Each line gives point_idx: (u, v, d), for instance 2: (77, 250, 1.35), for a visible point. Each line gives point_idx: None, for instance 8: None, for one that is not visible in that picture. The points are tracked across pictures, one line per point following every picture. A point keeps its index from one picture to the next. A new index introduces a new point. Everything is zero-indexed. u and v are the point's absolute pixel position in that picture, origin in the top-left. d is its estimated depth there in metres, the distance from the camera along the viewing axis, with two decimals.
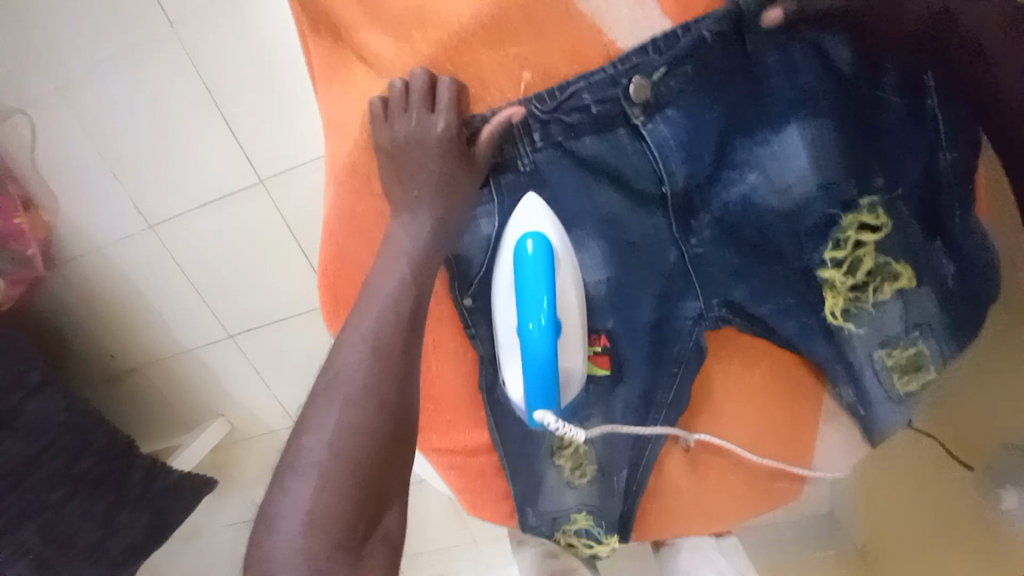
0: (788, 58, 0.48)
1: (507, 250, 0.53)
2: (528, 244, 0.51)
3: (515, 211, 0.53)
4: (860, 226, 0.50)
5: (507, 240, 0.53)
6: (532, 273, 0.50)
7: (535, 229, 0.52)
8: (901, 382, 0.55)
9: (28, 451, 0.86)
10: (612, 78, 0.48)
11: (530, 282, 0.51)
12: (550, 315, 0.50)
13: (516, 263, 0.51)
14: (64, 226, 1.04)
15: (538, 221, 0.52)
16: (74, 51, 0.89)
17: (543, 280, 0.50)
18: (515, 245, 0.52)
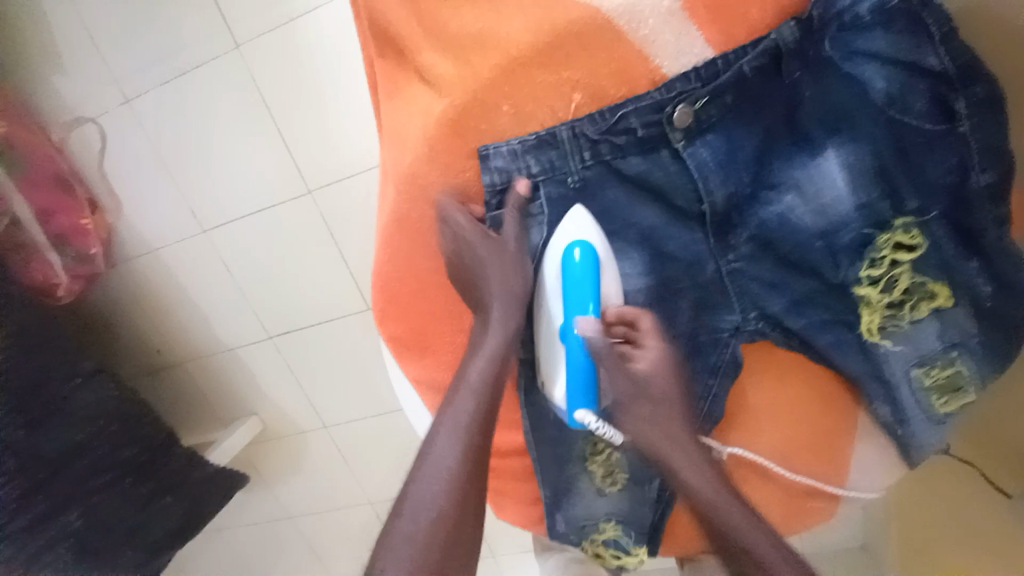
0: (823, 90, 0.51)
1: (552, 254, 0.57)
2: (574, 251, 0.54)
3: (559, 222, 0.56)
4: (895, 245, 0.51)
5: (552, 246, 0.56)
6: (577, 280, 0.54)
7: (580, 237, 0.55)
8: (939, 402, 0.56)
9: (75, 438, 0.89)
10: (657, 104, 0.51)
11: (575, 290, 0.54)
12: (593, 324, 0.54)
13: (563, 270, 0.55)
14: (125, 227, 1.11)
15: (583, 230, 0.55)
16: (148, 68, 0.96)
17: (587, 287, 0.54)
18: (561, 251, 0.56)
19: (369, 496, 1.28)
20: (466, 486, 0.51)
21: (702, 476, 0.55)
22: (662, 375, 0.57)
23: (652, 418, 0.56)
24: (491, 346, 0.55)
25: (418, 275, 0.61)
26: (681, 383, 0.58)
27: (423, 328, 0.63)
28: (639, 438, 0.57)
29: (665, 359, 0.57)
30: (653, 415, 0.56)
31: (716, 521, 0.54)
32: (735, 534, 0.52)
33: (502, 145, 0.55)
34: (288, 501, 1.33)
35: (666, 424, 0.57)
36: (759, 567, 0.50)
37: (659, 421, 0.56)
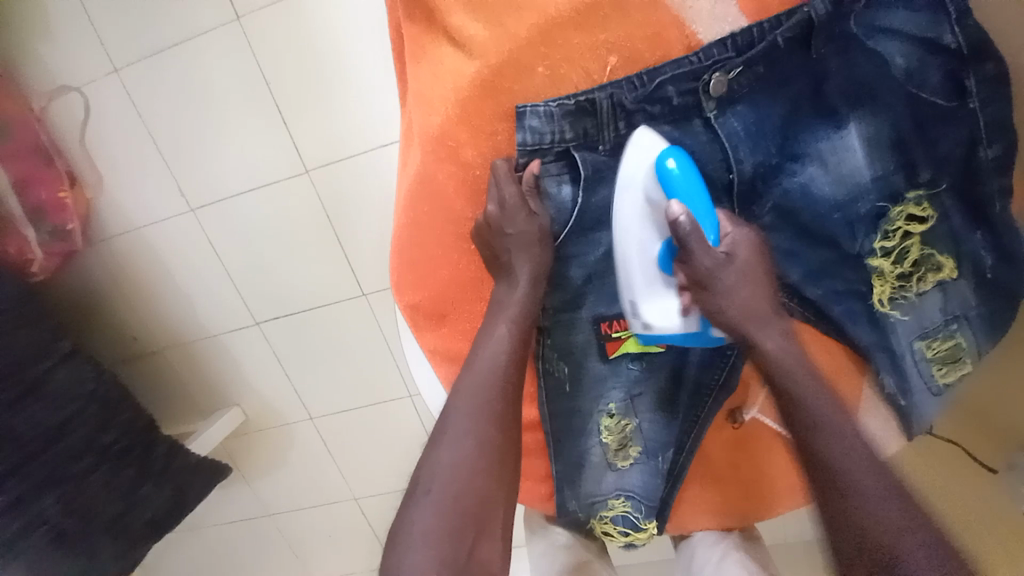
0: (848, 59, 0.53)
1: (637, 167, 0.55)
2: (672, 163, 0.53)
3: (633, 139, 0.55)
4: (908, 217, 0.53)
5: (638, 159, 0.55)
6: (686, 188, 0.53)
7: (670, 147, 0.54)
8: (939, 373, 0.57)
9: (56, 419, 0.84)
10: (693, 73, 0.54)
11: (690, 197, 0.53)
12: (714, 231, 0.55)
13: (662, 183, 0.54)
14: (105, 204, 1.04)
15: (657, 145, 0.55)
16: (140, 35, 0.91)
17: (699, 194, 0.53)
18: (651, 163, 0.55)
19: (355, 491, 1.24)
20: (499, 440, 0.52)
21: (780, 345, 0.54)
22: (746, 249, 0.56)
23: (737, 290, 0.54)
24: (519, 319, 0.57)
25: (439, 243, 0.62)
26: (761, 257, 0.56)
27: (444, 298, 0.63)
28: (727, 309, 0.54)
29: (746, 235, 0.56)
30: (740, 288, 0.54)
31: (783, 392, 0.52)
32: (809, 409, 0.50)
33: (538, 105, 0.56)
34: (268, 497, 1.28)
35: (755, 294, 0.55)
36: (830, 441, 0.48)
37: (745, 293, 0.55)
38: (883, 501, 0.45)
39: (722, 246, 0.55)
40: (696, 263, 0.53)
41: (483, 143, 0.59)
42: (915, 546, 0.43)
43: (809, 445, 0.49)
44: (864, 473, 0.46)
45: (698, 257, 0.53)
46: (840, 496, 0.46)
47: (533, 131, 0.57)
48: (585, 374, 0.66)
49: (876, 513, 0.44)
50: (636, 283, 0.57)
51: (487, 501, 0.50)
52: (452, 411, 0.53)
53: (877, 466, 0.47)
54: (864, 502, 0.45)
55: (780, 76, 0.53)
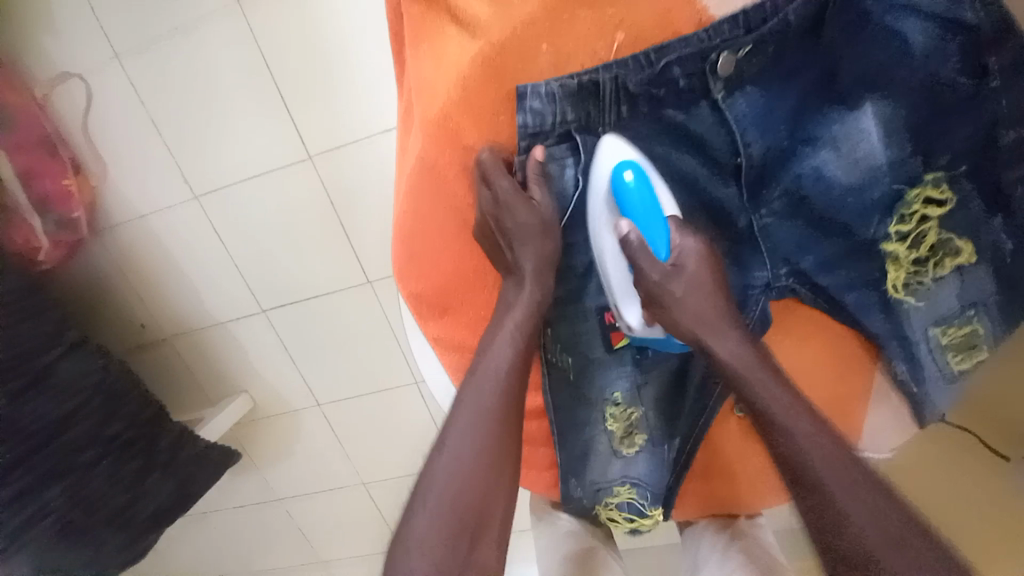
0: (867, 31, 0.50)
1: (600, 180, 0.57)
2: (629, 177, 0.54)
3: (599, 148, 0.56)
4: (925, 200, 0.52)
5: (600, 173, 0.56)
6: (640, 203, 0.55)
7: (628, 158, 0.55)
8: (954, 361, 0.55)
9: (64, 410, 0.84)
10: (701, 52, 0.51)
11: (643, 212, 0.55)
12: (664, 245, 0.55)
13: (620, 197, 0.55)
14: (109, 192, 1.04)
15: (620, 154, 0.56)
16: (140, 18, 0.89)
17: (653, 208, 0.55)
18: (611, 176, 0.56)
19: (364, 476, 1.25)
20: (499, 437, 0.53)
21: (736, 351, 0.52)
22: (695, 258, 0.54)
23: (686, 301, 0.53)
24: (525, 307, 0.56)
25: (442, 232, 0.61)
26: (713, 265, 0.55)
27: (447, 286, 0.62)
28: (679, 319, 0.54)
29: (694, 244, 0.55)
30: (690, 297, 0.53)
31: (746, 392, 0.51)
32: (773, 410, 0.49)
33: (539, 85, 0.54)
34: (277, 482, 1.29)
35: (704, 304, 0.53)
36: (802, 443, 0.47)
37: (694, 303, 0.53)
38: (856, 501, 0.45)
39: (670, 260, 0.55)
40: (644, 276, 0.54)
41: (486, 126, 0.57)
42: (886, 547, 0.43)
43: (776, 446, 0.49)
44: (835, 474, 0.46)
45: (646, 271, 0.54)
46: (814, 496, 0.46)
47: (534, 115, 0.55)
48: (591, 362, 0.66)
49: (848, 512, 0.44)
50: (614, 289, 0.59)
51: (489, 497, 0.51)
52: (458, 405, 0.54)
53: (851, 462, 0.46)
54: (836, 503, 0.45)
55: (795, 53, 0.51)
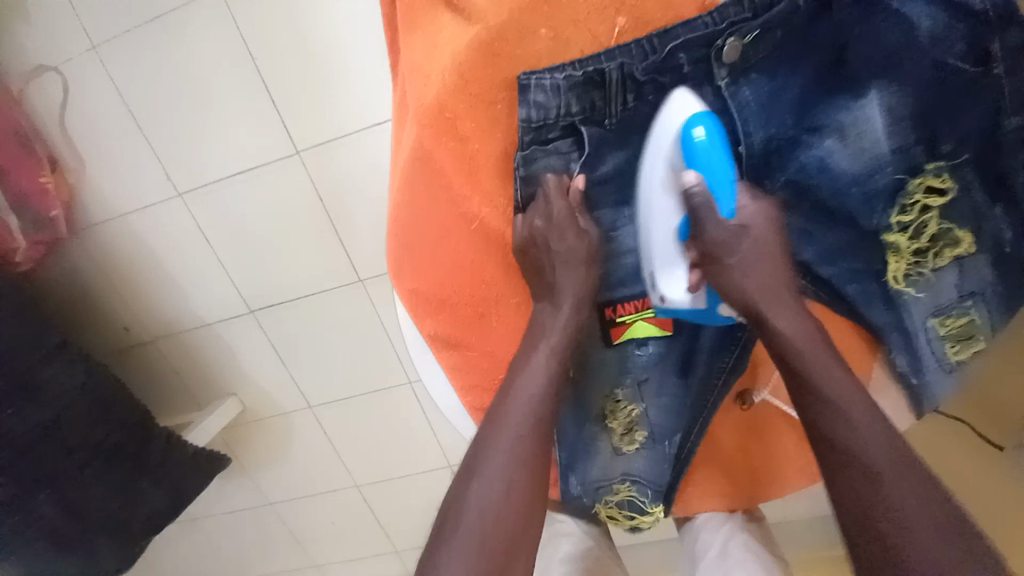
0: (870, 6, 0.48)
1: (667, 135, 0.53)
2: (701, 131, 0.51)
3: (670, 99, 0.53)
4: (927, 190, 0.51)
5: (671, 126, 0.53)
6: (712, 158, 0.52)
7: (700, 112, 0.52)
8: (951, 351, 0.55)
9: (48, 416, 0.80)
10: (706, 37, 0.51)
11: (713, 167, 0.52)
12: (730, 201, 0.53)
13: (688, 148, 0.52)
14: (89, 189, 1.00)
15: (694, 110, 0.52)
16: (120, 10, 0.86)
17: (723, 163, 0.52)
18: (683, 128, 0.52)
19: (356, 479, 1.23)
20: (528, 459, 0.52)
21: (797, 324, 0.52)
22: (763, 239, 0.54)
23: (749, 275, 0.54)
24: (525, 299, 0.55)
25: (438, 226, 0.59)
26: (778, 236, 0.55)
27: (443, 281, 0.60)
28: (738, 291, 0.54)
29: (766, 210, 0.55)
30: (755, 266, 0.54)
31: (795, 366, 0.51)
32: (833, 398, 0.48)
33: (544, 77, 0.53)
34: (269, 487, 1.26)
35: (770, 273, 0.54)
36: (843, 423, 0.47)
37: (754, 279, 0.54)
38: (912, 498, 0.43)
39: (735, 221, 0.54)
40: (704, 245, 0.55)
41: (482, 115, 0.56)
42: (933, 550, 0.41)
43: (832, 436, 0.47)
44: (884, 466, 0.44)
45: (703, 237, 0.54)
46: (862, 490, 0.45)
47: (542, 97, 0.54)
48: (590, 360, 0.65)
49: (901, 508, 0.43)
50: (656, 255, 0.57)
51: (519, 518, 0.50)
52: (499, 414, 0.54)
53: (905, 458, 0.45)
54: (890, 498, 0.43)
55: (800, 32, 0.50)
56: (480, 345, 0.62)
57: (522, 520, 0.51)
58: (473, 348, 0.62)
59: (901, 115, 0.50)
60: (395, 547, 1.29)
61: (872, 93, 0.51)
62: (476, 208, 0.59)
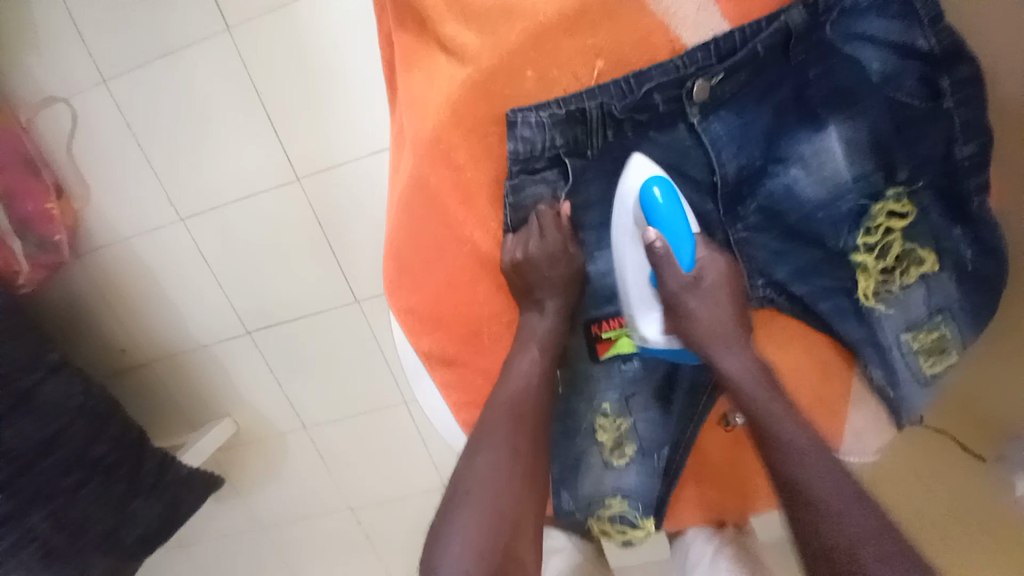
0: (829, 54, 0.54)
1: (627, 195, 0.58)
2: (657, 193, 0.56)
3: (627, 164, 0.58)
4: (888, 213, 0.55)
5: (630, 186, 0.58)
6: (670, 216, 0.56)
7: (658, 175, 0.57)
8: (926, 365, 0.58)
9: (43, 434, 0.81)
10: (678, 79, 0.55)
11: (671, 224, 0.56)
12: (688, 255, 0.57)
13: (647, 210, 0.57)
14: (92, 215, 1.03)
15: (648, 171, 0.57)
16: (130, 45, 0.91)
17: (681, 222, 0.57)
18: (639, 192, 0.57)
19: (350, 501, 1.22)
20: (517, 472, 0.54)
21: (742, 364, 0.56)
22: (717, 280, 0.58)
23: (703, 318, 0.57)
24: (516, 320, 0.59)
25: (432, 248, 0.62)
26: (735, 287, 0.59)
27: (436, 300, 0.63)
28: (694, 336, 0.58)
29: (719, 263, 0.59)
30: (707, 309, 0.57)
31: (744, 399, 0.54)
32: (771, 421, 0.51)
33: (530, 114, 0.57)
34: (262, 509, 1.26)
35: (721, 316, 0.57)
36: (789, 447, 0.50)
37: (710, 321, 0.57)
38: (853, 510, 0.45)
39: (692, 272, 0.57)
40: (665, 284, 0.57)
41: (474, 145, 0.60)
42: (880, 559, 0.43)
43: (775, 458, 0.50)
44: (824, 482, 0.47)
45: (667, 280, 0.57)
46: (805, 511, 0.47)
47: (530, 131, 0.58)
48: (579, 374, 0.68)
49: (843, 520, 0.45)
50: (631, 301, 0.61)
51: (511, 530, 0.51)
52: (486, 422, 0.56)
53: (842, 476, 0.47)
54: (832, 513, 0.45)
55: (760, 73, 0.55)
56: (473, 362, 0.64)
57: (516, 532, 0.51)
58: (466, 365, 0.64)
59: (858, 146, 0.55)
60: (388, 571, 1.28)
61: (829, 128, 0.55)
62: (469, 231, 0.62)
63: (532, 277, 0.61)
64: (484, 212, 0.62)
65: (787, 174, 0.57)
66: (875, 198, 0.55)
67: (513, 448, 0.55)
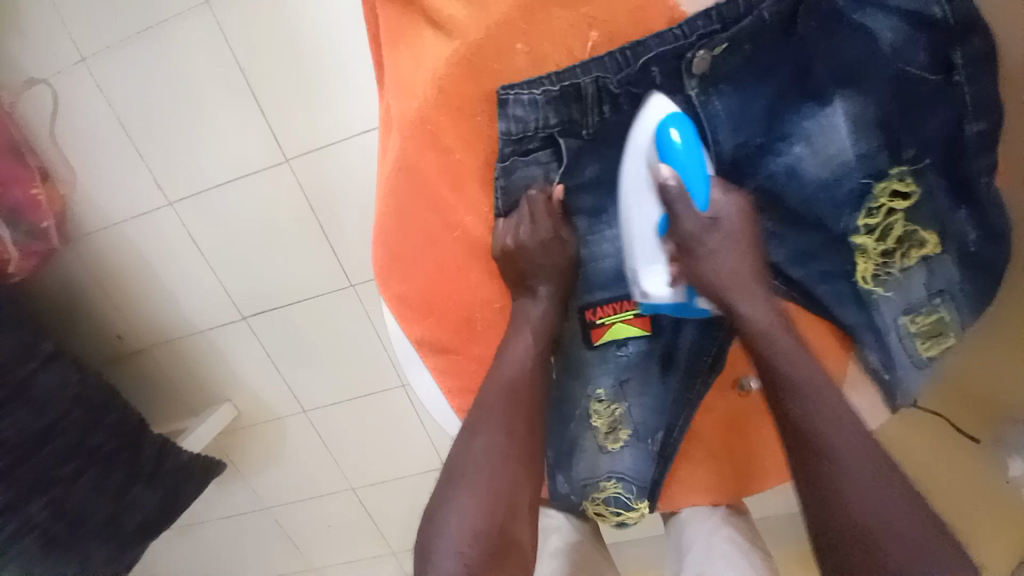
0: (828, 23, 0.51)
1: (643, 135, 0.55)
2: (677, 130, 0.53)
3: (646, 103, 0.55)
4: (891, 194, 0.53)
5: (645, 126, 0.55)
6: (685, 153, 0.54)
7: (676, 113, 0.54)
8: (923, 347, 0.56)
9: (40, 426, 0.81)
10: (678, 50, 0.53)
11: (686, 166, 0.54)
12: (703, 196, 0.55)
13: (662, 148, 0.54)
14: (81, 200, 1.01)
15: (670, 109, 0.54)
16: (108, 22, 0.87)
17: (698, 164, 0.54)
18: (656, 130, 0.54)
19: (351, 481, 1.24)
20: (513, 459, 0.53)
21: (762, 309, 0.54)
22: (733, 216, 0.57)
23: (720, 255, 0.55)
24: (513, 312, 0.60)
25: (422, 234, 0.60)
26: (750, 229, 0.57)
27: (428, 287, 0.62)
28: (710, 275, 0.55)
29: (734, 203, 0.57)
30: (724, 255, 0.55)
31: (761, 349, 0.53)
32: (801, 409, 0.48)
33: (523, 93, 0.55)
34: (265, 491, 1.28)
35: (736, 264, 0.55)
36: (808, 405, 0.48)
37: (726, 258, 0.55)
38: (891, 505, 0.43)
39: (707, 213, 0.55)
40: (680, 225, 0.55)
41: (464, 126, 0.58)
42: (899, 533, 0.42)
43: (791, 412, 0.49)
44: (864, 481, 0.44)
45: (682, 220, 0.55)
46: (841, 516, 0.44)
47: (523, 109, 0.56)
48: (573, 359, 0.67)
49: (886, 521, 0.43)
50: (637, 254, 0.59)
51: (508, 517, 0.50)
52: (481, 409, 0.56)
53: (868, 448, 0.46)
54: (853, 488, 0.44)
55: (761, 41, 0.52)
56: (466, 348, 0.64)
57: (514, 519, 0.51)
58: (459, 351, 0.64)
59: (861, 120, 0.52)
60: (391, 548, 1.30)
61: (833, 101, 0.53)
62: (460, 215, 0.61)
63: (524, 265, 0.60)
64: (479, 195, 0.61)
65: (788, 153, 0.56)
66: (878, 177, 0.53)
67: (509, 435, 0.54)
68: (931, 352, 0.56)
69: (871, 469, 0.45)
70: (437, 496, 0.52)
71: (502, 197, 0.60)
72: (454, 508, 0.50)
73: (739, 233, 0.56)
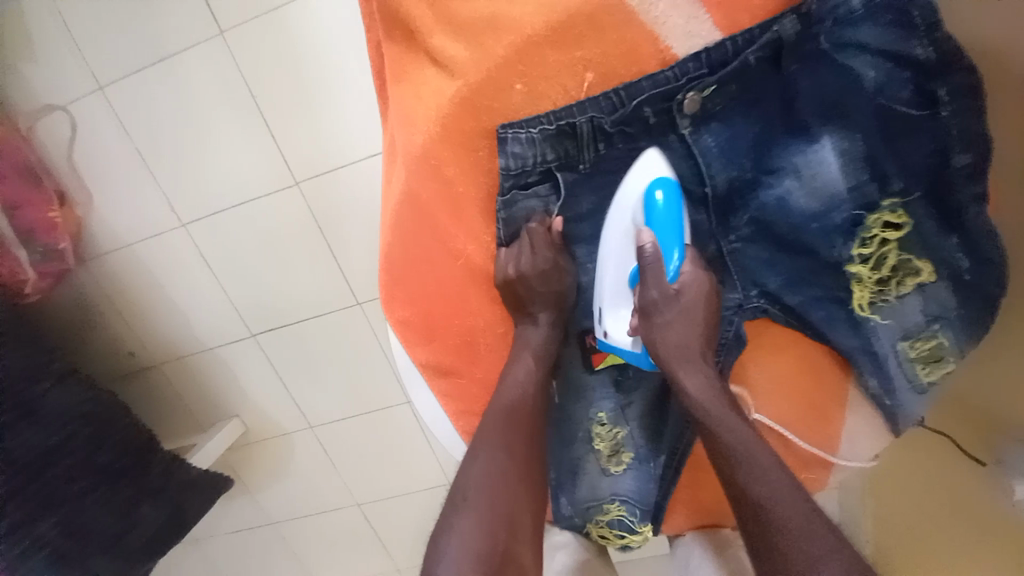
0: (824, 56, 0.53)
1: (628, 193, 0.58)
2: (660, 194, 0.56)
3: (637, 159, 0.58)
4: (884, 224, 0.54)
5: (633, 184, 0.58)
6: (664, 221, 0.56)
7: (665, 178, 0.57)
8: (922, 372, 0.57)
9: (50, 442, 0.83)
10: (668, 92, 0.54)
11: (663, 231, 0.57)
12: (675, 266, 0.57)
13: (646, 210, 0.57)
14: (96, 222, 1.04)
15: (658, 171, 0.57)
16: (124, 52, 0.91)
17: (675, 232, 0.57)
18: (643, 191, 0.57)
19: (357, 497, 1.25)
20: (513, 485, 0.54)
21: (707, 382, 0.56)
22: (696, 292, 0.57)
23: (674, 329, 0.57)
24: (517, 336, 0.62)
25: (425, 263, 0.62)
26: (709, 305, 0.58)
27: (430, 314, 0.63)
28: (661, 346, 0.57)
29: (700, 278, 0.58)
30: (677, 325, 0.57)
31: (710, 419, 0.54)
32: (742, 453, 0.50)
33: (520, 131, 0.57)
34: (272, 505, 1.29)
35: (686, 338, 0.57)
36: (752, 468, 0.49)
37: (681, 332, 0.57)
38: (815, 546, 0.44)
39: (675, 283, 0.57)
40: (645, 290, 0.57)
41: (464, 160, 0.59)
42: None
43: (737, 474, 0.50)
44: (797, 524, 0.45)
45: (648, 286, 0.57)
46: (778, 558, 0.45)
47: (521, 145, 0.58)
48: (573, 383, 0.68)
49: (818, 565, 0.43)
50: (607, 294, 0.61)
51: (508, 542, 0.51)
52: (482, 434, 0.57)
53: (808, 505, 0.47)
54: (798, 542, 0.45)
55: (749, 80, 0.54)
56: (468, 372, 0.65)
57: (515, 543, 0.51)
58: (462, 374, 0.65)
59: (851, 154, 0.53)
60: (397, 564, 1.30)
61: (823, 137, 0.54)
62: (461, 245, 0.62)
63: (523, 291, 0.61)
64: (479, 226, 0.62)
65: (780, 185, 0.57)
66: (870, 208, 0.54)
67: (509, 461, 0.55)
68: (931, 376, 0.57)
69: (810, 522, 0.45)
70: (438, 521, 0.52)
71: (504, 227, 0.62)
72: (455, 534, 0.50)
73: (699, 307, 0.57)
